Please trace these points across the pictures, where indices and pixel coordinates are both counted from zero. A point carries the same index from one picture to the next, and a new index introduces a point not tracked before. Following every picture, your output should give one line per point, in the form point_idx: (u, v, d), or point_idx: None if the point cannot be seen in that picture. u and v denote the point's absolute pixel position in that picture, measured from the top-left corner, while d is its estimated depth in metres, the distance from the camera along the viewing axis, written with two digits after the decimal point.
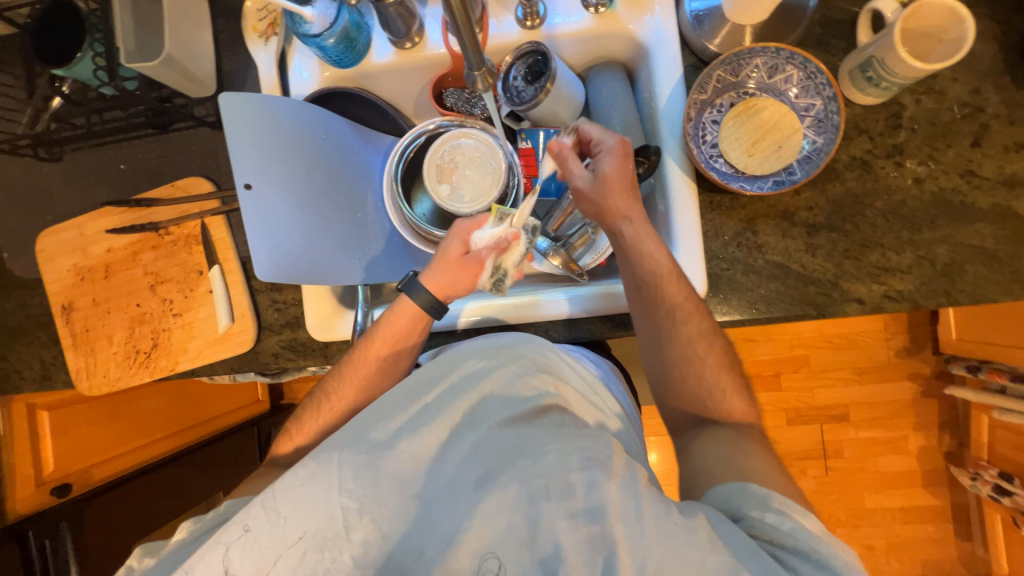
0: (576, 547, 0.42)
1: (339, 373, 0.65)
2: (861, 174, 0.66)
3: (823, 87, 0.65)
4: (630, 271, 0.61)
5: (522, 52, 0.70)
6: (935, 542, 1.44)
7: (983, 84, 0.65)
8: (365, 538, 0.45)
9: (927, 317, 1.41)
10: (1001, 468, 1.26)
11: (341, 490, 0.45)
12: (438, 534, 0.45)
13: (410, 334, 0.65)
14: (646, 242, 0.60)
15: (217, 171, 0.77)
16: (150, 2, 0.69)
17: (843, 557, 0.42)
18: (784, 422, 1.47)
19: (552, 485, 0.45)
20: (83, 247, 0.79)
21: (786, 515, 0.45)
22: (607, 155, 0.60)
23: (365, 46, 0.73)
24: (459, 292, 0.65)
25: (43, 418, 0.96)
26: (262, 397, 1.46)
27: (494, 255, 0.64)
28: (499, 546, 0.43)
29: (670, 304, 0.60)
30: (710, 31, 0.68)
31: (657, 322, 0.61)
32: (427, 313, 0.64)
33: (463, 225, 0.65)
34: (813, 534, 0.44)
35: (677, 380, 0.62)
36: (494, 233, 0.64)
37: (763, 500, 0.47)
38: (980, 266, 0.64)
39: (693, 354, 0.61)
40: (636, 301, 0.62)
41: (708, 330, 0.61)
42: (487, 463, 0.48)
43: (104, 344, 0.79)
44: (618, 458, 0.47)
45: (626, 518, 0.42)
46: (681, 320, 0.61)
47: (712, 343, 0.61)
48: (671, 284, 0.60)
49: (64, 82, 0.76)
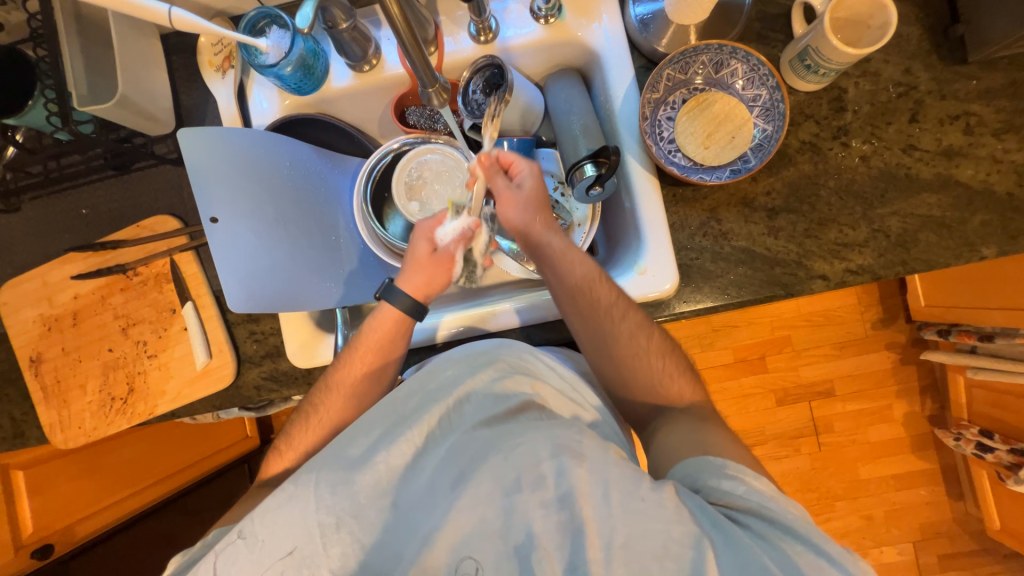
0: (548, 532, 0.43)
1: (325, 386, 0.64)
2: (811, 156, 0.69)
3: (767, 78, 0.68)
4: (560, 282, 0.62)
5: (476, 66, 0.71)
6: (930, 506, 1.48)
7: (913, 63, 0.69)
8: (343, 551, 0.45)
9: (896, 287, 1.47)
10: (981, 426, 1.31)
11: (318, 509, 0.46)
12: (416, 537, 0.45)
13: (396, 341, 0.65)
14: (571, 252, 0.63)
15: (183, 207, 0.76)
16: (100, 45, 0.69)
17: (793, 512, 0.44)
18: (774, 403, 1.50)
19: (524, 477, 0.44)
20: (49, 296, 0.77)
21: (739, 479, 0.47)
22: (527, 174, 0.66)
23: (324, 71, 0.74)
24: (436, 290, 0.67)
25: (20, 479, 0.92)
26: (251, 434, 1.41)
27: (462, 245, 0.68)
28: (474, 545, 0.44)
29: (607, 304, 0.61)
30: (656, 33, 0.70)
31: (597, 326, 0.61)
32: (409, 315, 0.65)
33: (425, 225, 0.68)
34: (763, 493, 0.45)
35: (632, 371, 0.61)
36: (456, 225, 0.68)
37: (718, 468, 0.48)
38: (931, 234, 0.67)
39: (643, 343, 0.61)
40: (573, 310, 0.62)
41: (645, 323, 0.62)
42: (461, 464, 0.47)
43: (78, 393, 0.77)
44: (589, 442, 0.46)
45: (594, 499, 0.43)
46: (619, 317, 0.61)
47: (653, 331, 0.62)
48: (602, 286, 0.61)
49: (17, 131, 0.74)
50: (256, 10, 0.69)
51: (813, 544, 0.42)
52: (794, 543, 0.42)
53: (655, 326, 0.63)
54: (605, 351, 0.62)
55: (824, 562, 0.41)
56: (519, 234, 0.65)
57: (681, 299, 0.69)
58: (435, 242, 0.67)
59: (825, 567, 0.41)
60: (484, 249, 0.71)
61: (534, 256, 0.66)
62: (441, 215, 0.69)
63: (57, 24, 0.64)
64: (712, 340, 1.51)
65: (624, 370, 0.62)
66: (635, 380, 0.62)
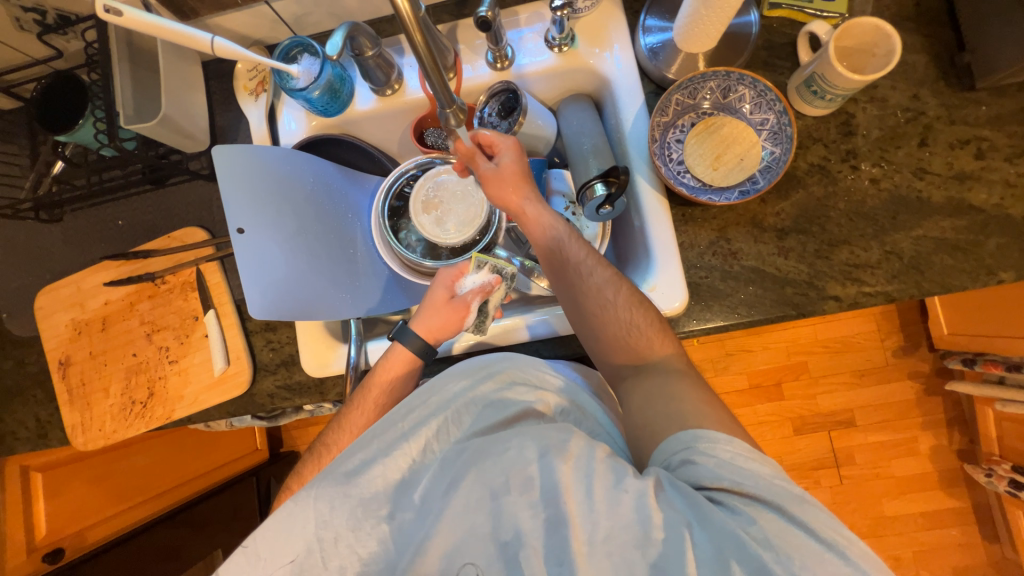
0: (536, 531, 0.42)
1: (338, 425, 0.65)
2: (820, 179, 0.70)
3: (774, 103, 0.70)
4: (536, 242, 0.67)
5: (493, 91, 0.76)
6: (963, 548, 1.39)
7: (921, 90, 0.70)
8: (342, 565, 0.44)
9: (918, 315, 1.43)
10: (1013, 461, 1.24)
11: (319, 524, 0.45)
12: (411, 542, 0.44)
13: (407, 381, 0.67)
14: (544, 215, 0.66)
15: (212, 220, 0.81)
16: (147, 69, 0.75)
17: (768, 475, 0.44)
18: (791, 432, 1.46)
19: (512, 479, 0.44)
20: (81, 302, 0.81)
21: (712, 452, 0.46)
22: (507, 152, 0.68)
23: (349, 95, 0.78)
24: (448, 335, 0.69)
25: (38, 480, 0.96)
26: (260, 446, 1.45)
27: (479, 297, 0.69)
28: (469, 549, 0.43)
29: (576, 260, 0.63)
30: (666, 61, 0.73)
31: (568, 280, 0.63)
32: (418, 357, 0.67)
33: (446, 272, 0.71)
34: (738, 465, 0.45)
35: (602, 325, 0.61)
36: (477, 278, 0.70)
37: (690, 442, 0.47)
38: (946, 257, 0.67)
39: (610, 296, 0.61)
40: (549, 268, 0.66)
41: (616, 278, 0.62)
42: (454, 471, 0.47)
43: (101, 397, 0.80)
44: (575, 441, 0.46)
45: (577, 496, 0.43)
46: (588, 272, 0.63)
47: (621, 285, 0.62)
48: (572, 244, 0.64)
49: (66, 148, 0.80)
50: (289, 39, 0.74)
51: (789, 513, 0.41)
52: (768, 512, 0.42)
53: (625, 282, 0.63)
54: (577, 303, 0.62)
55: (797, 529, 0.41)
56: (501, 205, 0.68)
57: (690, 318, 0.69)
58: (456, 292, 0.70)
59: (799, 533, 0.40)
60: (496, 307, 0.71)
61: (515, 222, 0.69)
62: (463, 266, 0.72)
63: (111, 51, 0.70)
64: (725, 364, 1.49)
65: (596, 324, 0.61)
66: (606, 332, 0.61)
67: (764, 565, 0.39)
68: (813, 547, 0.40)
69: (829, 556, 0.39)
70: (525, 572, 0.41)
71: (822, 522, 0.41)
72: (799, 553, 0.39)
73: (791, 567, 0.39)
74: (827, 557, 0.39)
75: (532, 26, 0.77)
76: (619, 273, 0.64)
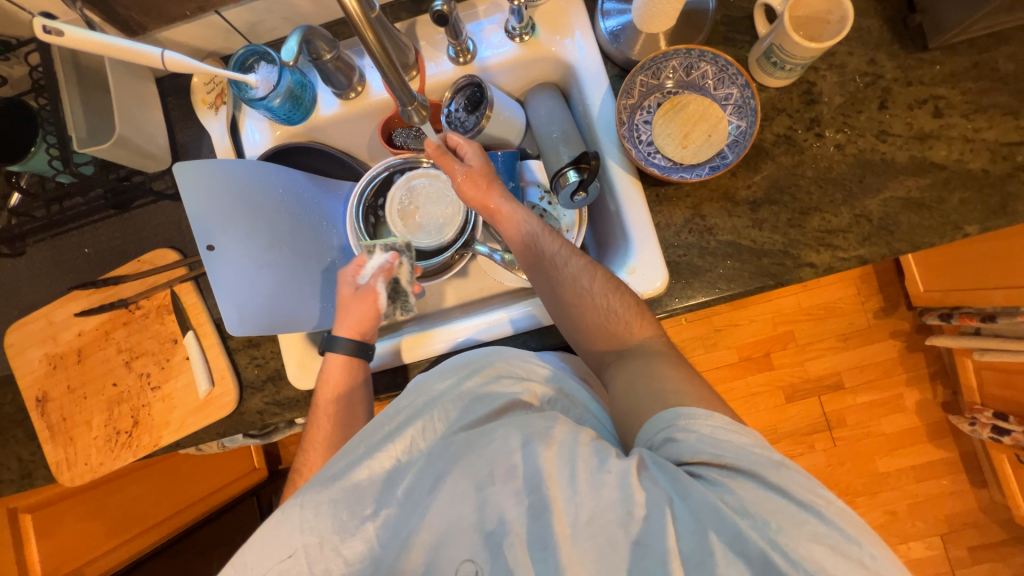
0: (519, 518, 0.42)
1: (303, 445, 0.66)
2: (788, 149, 0.71)
3: (736, 77, 0.70)
4: (512, 239, 0.68)
5: (458, 87, 0.75)
6: (954, 496, 1.44)
7: (878, 54, 0.71)
8: (327, 569, 0.43)
9: (895, 275, 1.47)
10: (995, 408, 1.29)
11: (303, 529, 0.43)
12: (396, 540, 0.43)
13: (353, 386, 0.67)
14: (516, 211, 0.68)
15: (182, 240, 0.79)
16: (97, 89, 0.72)
17: (745, 446, 0.44)
18: (783, 400, 1.49)
19: (496, 469, 0.44)
20: (54, 335, 0.79)
21: (692, 428, 0.46)
22: (472, 150, 0.70)
23: (312, 101, 0.77)
24: (371, 325, 0.70)
25: (26, 522, 0.92)
26: (259, 465, 1.43)
27: (387, 275, 0.71)
28: (455, 542, 0.42)
29: (551, 253, 0.65)
30: (627, 43, 0.73)
31: (546, 274, 0.64)
32: (354, 357, 0.67)
33: (345, 271, 0.72)
34: (719, 438, 0.45)
35: (581, 314, 0.62)
36: (375, 261, 0.72)
37: (671, 421, 0.48)
38: (912, 215, 0.68)
39: (586, 285, 0.62)
40: (526, 264, 0.67)
41: (591, 265, 0.64)
42: (439, 467, 0.46)
43: (83, 431, 0.78)
44: (558, 428, 0.46)
45: (561, 481, 0.42)
46: (563, 263, 0.64)
47: (596, 271, 0.63)
48: (547, 237, 0.66)
49: (21, 178, 0.77)
50: (244, 48, 0.72)
51: (765, 478, 0.42)
52: (747, 480, 0.42)
53: (600, 268, 0.64)
54: (555, 294, 0.63)
55: (773, 493, 0.41)
56: (477, 206, 0.70)
57: (672, 296, 0.70)
58: (366, 288, 0.71)
59: (777, 497, 0.41)
60: (411, 275, 0.74)
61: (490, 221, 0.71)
62: (359, 260, 0.73)
63: (57, 74, 0.68)
64: (715, 340, 1.51)
65: (575, 314, 0.62)
66: (586, 321, 0.62)
67: (741, 533, 0.39)
68: (787, 509, 0.40)
69: (809, 517, 0.40)
70: (510, 561, 0.41)
71: (797, 482, 0.42)
72: (776, 518, 0.40)
73: (766, 530, 0.39)
74: (803, 517, 0.40)
75: (491, 18, 0.77)
76: (593, 260, 0.65)
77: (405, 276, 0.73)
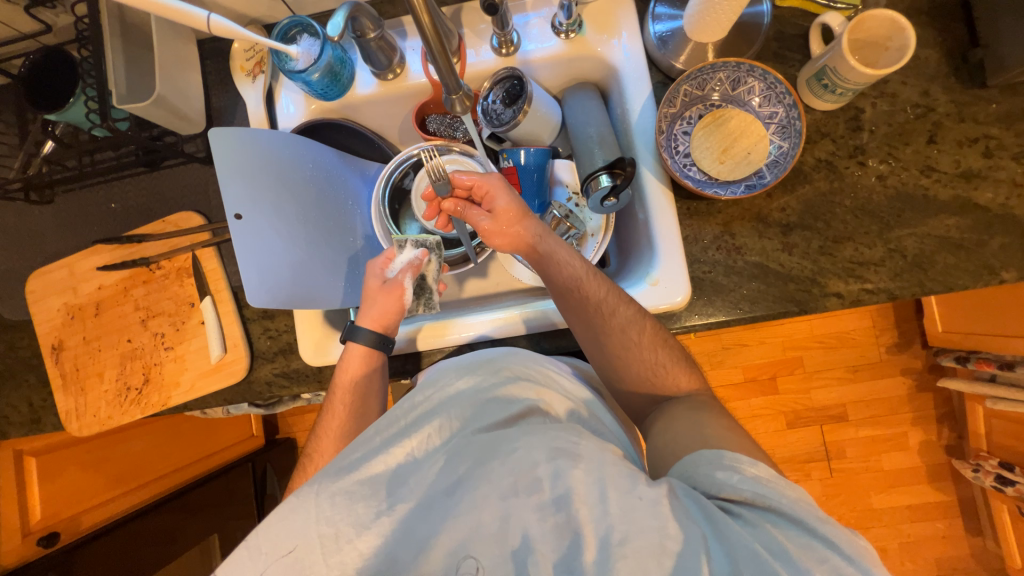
0: (545, 535, 0.42)
1: (318, 432, 0.67)
2: (827, 174, 0.70)
3: (784, 96, 0.68)
4: (553, 282, 0.64)
5: (498, 78, 0.74)
6: (947, 540, 1.43)
7: (932, 86, 0.69)
8: (343, 561, 0.42)
9: (913, 312, 1.44)
10: (1001, 457, 1.26)
11: (318, 518, 0.42)
12: (412, 541, 0.43)
13: (371, 375, 0.67)
14: (559, 252, 0.65)
15: (208, 204, 0.79)
16: (139, 46, 0.72)
17: (791, 496, 0.44)
18: (784, 425, 1.48)
19: (520, 481, 0.44)
20: (74, 286, 0.79)
21: (735, 468, 0.46)
22: (498, 193, 0.65)
23: (350, 78, 0.76)
24: (394, 319, 0.69)
25: (31, 464, 0.95)
26: (256, 433, 1.46)
27: (415, 271, 0.70)
28: (473, 546, 0.42)
29: (597, 300, 0.61)
30: (675, 50, 0.71)
31: (589, 319, 0.62)
32: (376, 349, 0.67)
33: (374, 262, 0.71)
34: (760, 480, 0.45)
35: (625, 364, 0.62)
36: (405, 256, 0.71)
37: (715, 460, 0.48)
38: (949, 255, 0.66)
39: (635, 336, 0.61)
40: (567, 310, 0.64)
41: (638, 316, 0.62)
42: (461, 469, 0.46)
43: (95, 383, 0.79)
44: (584, 444, 0.47)
45: (590, 500, 0.42)
46: (610, 313, 0.61)
47: (644, 323, 0.62)
48: (592, 283, 0.62)
49: (56, 127, 0.78)
50: (288, 18, 0.72)
51: (811, 528, 0.41)
52: (788, 526, 0.42)
53: (647, 318, 0.63)
54: (598, 342, 0.62)
55: (818, 542, 0.41)
56: (516, 246, 0.66)
57: (692, 312, 0.69)
58: (395, 283, 0.69)
59: (819, 547, 0.40)
60: (437, 273, 0.73)
61: (529, 259, 0.67)
62: (389, 253, 0.71)
63: (103, 27, 0.68)
64: (721, 358, 1.50)
65: (616, 360, 0.62)
66: (630, 373, 0.62)
67: None
68: (830, 560, 0.40)
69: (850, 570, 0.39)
70: None
71: (844, 537, 0.41)
72: (817, 567, 0.39)
73: None
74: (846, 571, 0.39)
75: (538, 11, 0.75)
76: (639, 308, 0.64)
77: (431, 273, 0.72)
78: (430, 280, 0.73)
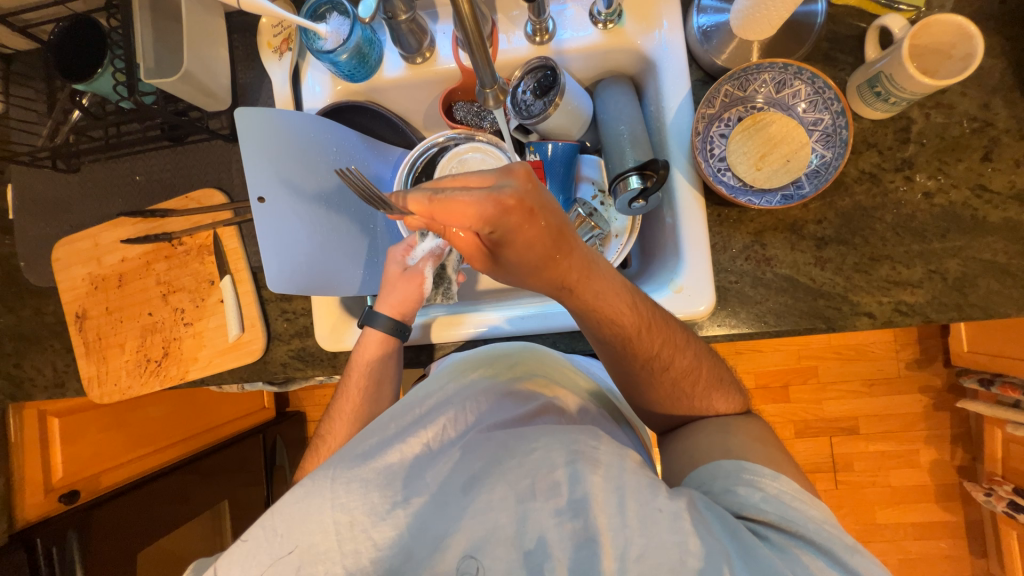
0: (561, 541, 0.41)
1: (331, 415, 0.69)
2: (869, 187, 0.66)
3: (832, 102, 0.65)
4: (598, 334, 0.56)
5: (529, 67, 0.71)
6: (949, 559, 1.42)
7: (993, 99, 0.65)
8: (357, 549, 0.41)
9: (938, 328, 1.39)
10: (1015, 483, 1.23)
11: (334, 504, 0.41)
12: (428, 536, 0.42)
13: (385, 362, 0.67)
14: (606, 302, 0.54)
15: (230, 182, 0.78)
16: (168, 18, 0.71)
17: (815, 518, 0.44)
18: (793, 434, 1.46)
19: (538, 484, 0.44)
20: (98, 257, 0.80)
21: (756, 484, 0.47)
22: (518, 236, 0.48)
23: (377, 60, 0.74)
24: (412, 307, 0.69)
25: (54, 424, 0.98)
26: (266, 405, 1.49)
27: (437, 260, 0.70)
28: (486, 548, 0.42)
29: (650, 354, 0.56)
30: (718, 46, 0.68)
31: (637, 370, 0.58)
32: (392, 336, 0.67)
33: (397, 250, 0.71)
34: (782, 498, 0.45)
35: (667, 402, 0.60)
36: (427, 244, 0.69)
37: (735, 473, 0.48)
38: (993, 281, 0.63)
39: (688, 386, 0.58)
40: (611, 356, 0.58)
41: (694, 363, 0.58)
42: (476, 467, 0.46)
43: (116, 352, 0.80)
44: (604, 449, 0.46)
45: (608, 508, 0.42)
46: (663, 366, 0.57)
47: (700, 369, 0.59)
48: (646, 337, 0.55)
49: (83, 96, 0.77)
50: None
51: (838, 559, 0.41)
52: (815, 554, 0.41)
53: (705, 362, 0.59)
54: (646, 387, 0.60)
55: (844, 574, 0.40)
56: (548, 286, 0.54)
57: (713, 322, 0.68)
58: (416, 270, 0.69)
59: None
60: (457, 263, 0.73)
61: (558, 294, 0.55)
62: (409, 242, 0.71)
63: None
64: (734, 362, 1.47)
65: (649, 390, 0.60)
66: (673, 408, 0.60)
67: None
68: None
69: None
70: None
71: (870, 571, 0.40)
72: None
73: None
74: None
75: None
76: (697, 351, 0.59)
77: (451, 263, 0.72)
78: (451, 269, 0.73)
